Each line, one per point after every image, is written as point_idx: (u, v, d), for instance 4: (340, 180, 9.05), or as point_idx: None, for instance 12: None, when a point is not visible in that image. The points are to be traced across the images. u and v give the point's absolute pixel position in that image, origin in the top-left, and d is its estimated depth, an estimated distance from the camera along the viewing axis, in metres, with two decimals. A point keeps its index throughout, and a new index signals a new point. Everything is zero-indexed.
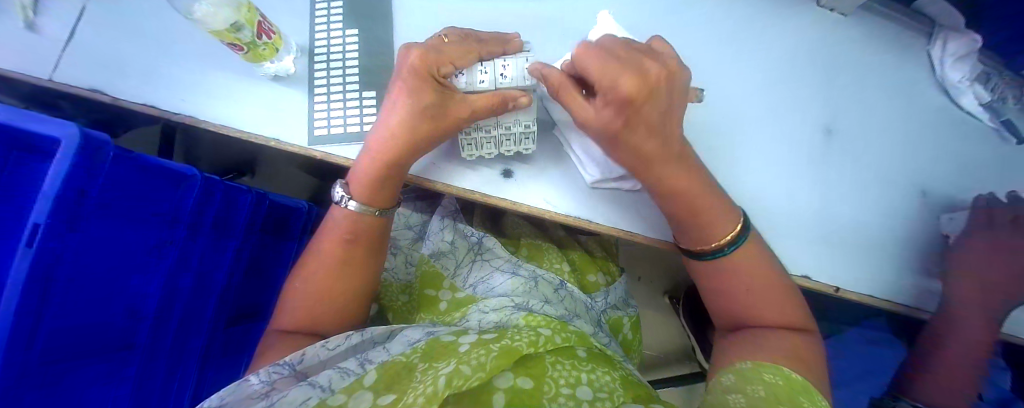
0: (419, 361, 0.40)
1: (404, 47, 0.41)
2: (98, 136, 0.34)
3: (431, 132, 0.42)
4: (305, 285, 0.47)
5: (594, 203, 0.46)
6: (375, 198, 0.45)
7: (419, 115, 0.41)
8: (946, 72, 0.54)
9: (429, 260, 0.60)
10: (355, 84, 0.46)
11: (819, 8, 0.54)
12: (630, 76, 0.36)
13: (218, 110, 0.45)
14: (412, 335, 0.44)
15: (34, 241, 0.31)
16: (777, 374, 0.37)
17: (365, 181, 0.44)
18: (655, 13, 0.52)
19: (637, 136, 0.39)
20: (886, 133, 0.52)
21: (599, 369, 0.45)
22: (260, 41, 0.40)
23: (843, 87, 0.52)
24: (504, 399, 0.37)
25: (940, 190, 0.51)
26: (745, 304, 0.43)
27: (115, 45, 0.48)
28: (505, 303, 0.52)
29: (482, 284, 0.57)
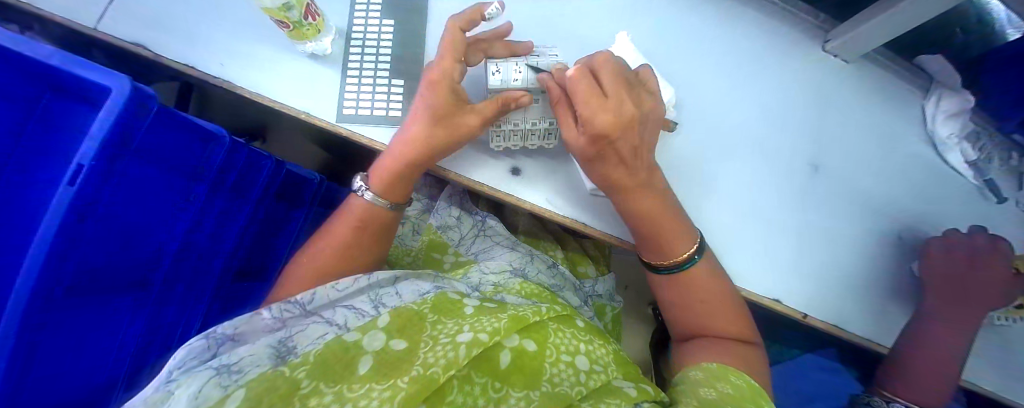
0: (428, 313, 0.44)
1: (427, 64, 0.45)
2: (144, 91, 0.38)
3: (447, 139, 0.45)
4: (338, 226, 0.51)
5: (594, 208, 0.50)
6: (388, 192, 0.50)
7: (434, 122, 0.44)
8: (936, 128, 0.58)
9: (436, 230, 0.63)
10: (386, 72, 0.50)
11: (825, 52, 0.57)
12: (607, 113, 0.41)
13: (253, 78, 0.49)
14: (421, 287, 0.49)
15: (76, 181, 0.34)
16: (743, 379, 0.41)
17: (382, 173, 0.49)
18: (675, 38, 0.55)
19: (605, 161, 0.44)
20: (869, 178, 0.55)
21: (597, 341, 0.49)
22: (306, 21, 0.44)
23: (835, 131, 0.55)
24: (509, 359, 0.42)
25: (917, 235, 0.55)
26: (697, 315, 0.48)
27: (164, 7, 0.51)
28: (504, 266, 0.58)
29: (484, 254, 0.62)
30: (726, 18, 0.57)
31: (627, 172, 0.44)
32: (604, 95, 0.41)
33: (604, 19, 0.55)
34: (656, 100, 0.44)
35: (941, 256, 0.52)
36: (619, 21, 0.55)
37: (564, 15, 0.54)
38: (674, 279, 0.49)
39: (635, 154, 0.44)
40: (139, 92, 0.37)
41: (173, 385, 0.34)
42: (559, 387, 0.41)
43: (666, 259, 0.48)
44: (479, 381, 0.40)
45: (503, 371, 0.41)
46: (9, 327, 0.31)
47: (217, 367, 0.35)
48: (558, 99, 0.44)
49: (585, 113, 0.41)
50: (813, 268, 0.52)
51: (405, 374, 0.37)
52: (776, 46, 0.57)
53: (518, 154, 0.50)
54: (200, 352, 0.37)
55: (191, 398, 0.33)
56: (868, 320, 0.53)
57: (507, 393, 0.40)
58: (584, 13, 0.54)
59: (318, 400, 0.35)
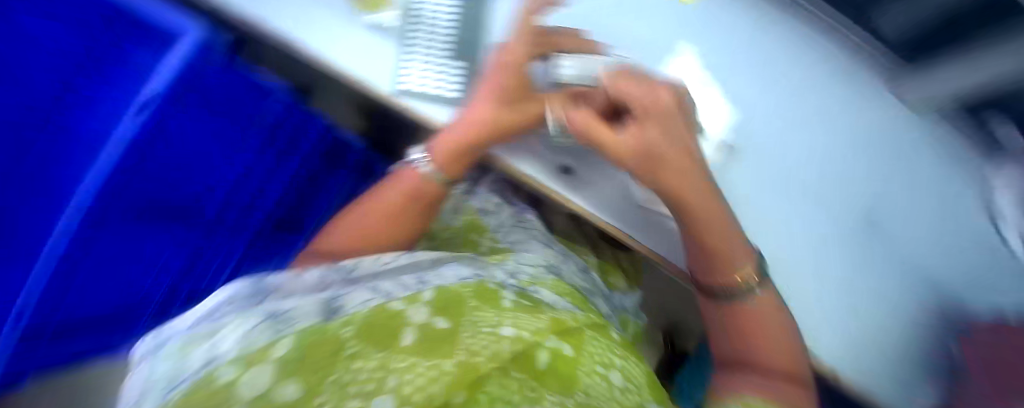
0: (471, 298, 0.46)
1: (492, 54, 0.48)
2: (211, 40, 0.46)
3: (517, 120, 0.48)
4: (386, 193, 0.52)
5: (640, 221, 0.51)
6: (450, 166, 0.51)
7: (507, 104, 0.47)
8: (1004, 208, 0.55)
9: (475, 213, 0.66)
10: (447, 55, 0.51)
11: (896, 113, 0.56)
12: (657, 119, 0.43)
13: (324, 42, 0.50)
14: (462, 270, 0.50)
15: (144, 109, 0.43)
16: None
17: (445, 149, 0.49)
18: (738, 76, 0.55)
19: (666, 167, 0.43)
20: (919, 245, 0.54)
21: (630, 357, 0.49)
22: None
23: (892, 193, 0.55)
24: (547, 359, 0.42)
25: (964, 311, 0.54)
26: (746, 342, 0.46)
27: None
28: (539, 261, 0.58)
29: (520, 243, 0.61)
30: (797, 64, 0.56)
31: (683, 177, 0.44)
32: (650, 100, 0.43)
33: (676, 41, 0.54)
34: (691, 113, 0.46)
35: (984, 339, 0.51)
36: (690, 51, 0.54)
37: (638, 31, 0.54)
38: (726, 299, 0.47)
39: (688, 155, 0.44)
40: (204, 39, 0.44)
41: (223, 324, 0.34)
42: (597, 400, 0.40)
43: (721, 277, 0.46)
44: (517, 376, 0.40)
45: (538, 370, 0.41)
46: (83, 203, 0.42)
47: (267, 314, 0.35)
48: (591, 116, 0.44)
49: (638, 115, 0.43)
50: (849, 325, 0.52)
51: (449, 356, 0.38)
52: (847, 100, 0.56)
53: (575, 153, 0.51)
54: (243, 302, 0.37)
55: (240, 341, 0.32)
56: (897, 389, 0.52)
57: (542, 392, 0.39)
58: (657, 34, 0.54)
59: (363, 362, 0.35)
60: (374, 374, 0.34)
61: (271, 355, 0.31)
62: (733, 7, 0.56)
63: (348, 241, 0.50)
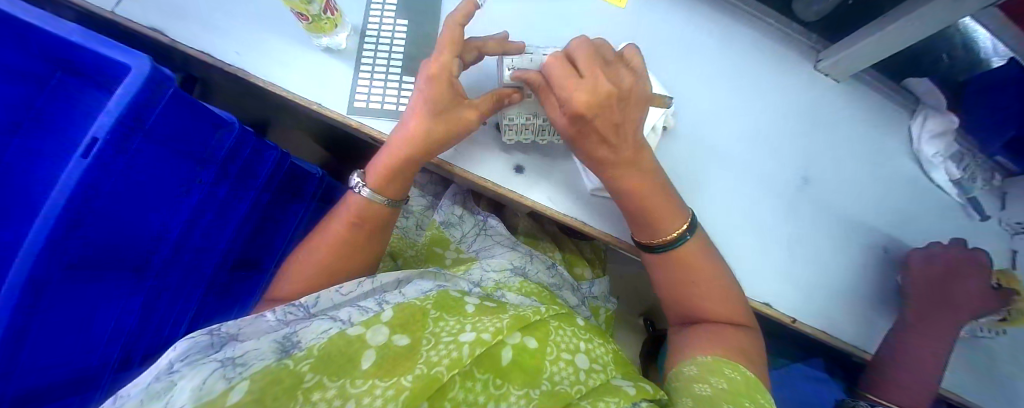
0: (431, 309, 0.45)
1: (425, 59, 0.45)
2: (163, 72, 0.40)
3: (444, 134, 0.45)
4: (334, 224, 0.51)
5: (593, 207, 0.50)
6: (388, 187, 0.50)
7: (434, 117, 0.44)
8: (921, 146, 0.61)
9: (440, 227, 0.64)
10: (397, 69, 0.50)
11: (815, 70, 0.59)
12: (583, 91, 0.41)
13: (274, 69, 0.48)
14: (423, 285, 0.49)
15: (90, 153, 0.35)
16: (738, 372, 0.43)
17: (382, 171, 0.49)
18: (678, 49, 0.57)
19: (588, 139, 0.44)
20: (856, 192, 0.57)
21: (596, 340, 0.50)
22: (324, 15, 0.44)
23: (824, 148, 0.57)
24: (510, 355, 0.43)
25: (901, 244, 0.57)
26: (705, 305, 0.48)
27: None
28: (505, 264, 0.59)
29: (485, 252, 0.63)
30: (729, 35, 0.59)
31: (610, 150, 0.44)
32: (580, 75, 0.42)
33: (613, 25, 0.56)
34: (637, 79, 0.44)
35: (923, 266, 0.54)
36: (630, 35, 0.56)
37: (578, 22, 0.56)
38: (691, 276, 0.48)
39: (617, 132, 0.43)
40: (156, 72, 0.39)
41: (177, 376, 0.34)
42: (560, 385, 0.42)
43: (646, 239, 0.48)
44: (481, 377, 0.41)
45: (503, 368, 0.42)
46: (13, 289, 0.32)
47: (222, 361, 0.35)
48: (538, 86, 0.45)
49: (562, 93, 0.42)
50: (808, 285, 0.53)
51: (409, 371, 0.38)
52: (776, 61, 0.59)
53: (530, 147, 0.50)
54: (199, 353, 0.37)
55: (194, 391, 0.32)
56: (856, 329, 0.54)
57: (509, 389, 0.41)
58: (597, 21, 0.56)
59: (321, 393, 0.35)
60: (333, 404, 0.35)
61: (225, 400, 0.31)
62: None
63: (311, 272, 0.50)
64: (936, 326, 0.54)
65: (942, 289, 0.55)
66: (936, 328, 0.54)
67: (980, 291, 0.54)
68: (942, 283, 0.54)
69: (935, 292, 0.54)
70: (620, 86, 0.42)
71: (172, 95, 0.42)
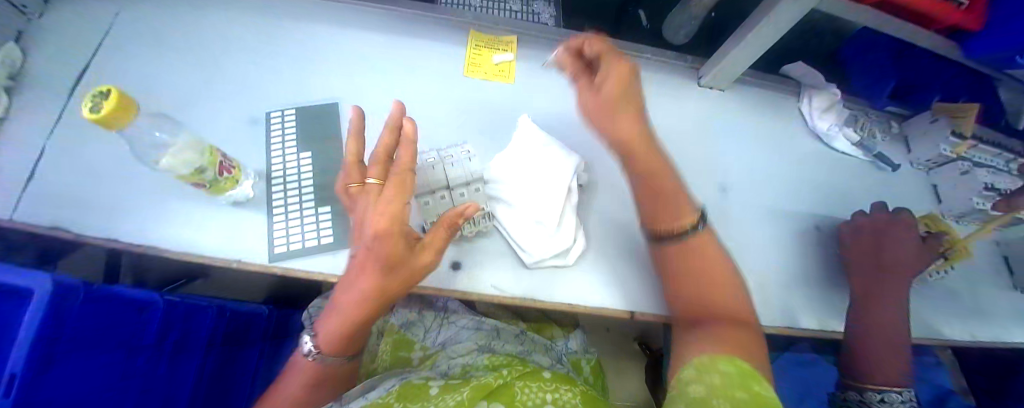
0: (394, 402, 0.46)
1: (367, 208, 0.41)
2: (67, 283, 0.39)
3: (401, 287, 0.42)
4: (287, 386, 0.45)
5: (539, 280, 0.49)
6: (341, 346, 0.44)
7: (388, 276, 0.40)
8: (815, 123, 0.65)
9: (400, 329, 0.63)
10: (311, 201, 0.50)
11: (702, 86, 0.64)
12: (630, 115, 0.45)
13: (185, 237, 0.48)
14: (387, 383, 0.51)
15: (11, 393, 0.34)
16: (731, 365, 0.34)
17: (335, 332, 0.43)
18: (574, 100, 0.59)
19: (641, 159, 0.45)
20: (772, 184, 0.61)
21: (563, 387, 0.49)
22: (221, 177, 0.45)
23: (731, 153, 0.61)
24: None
25: (825, 219, 0.61)
26: (708, 303, 0.42)
27: (76, 187, 0.49)
28: (471, 346, 0.61)
29: (451, 340, 0.63)
30: None
31: (652, 157, 0.45)
32: (600, 89, 0.46)
33: (512, 95, 0.58)
34: (631, 73, 0.46)
35: (856, 243, 0.57)
36: (526, 101, 0.58)
37: (477, 102, 0.57)
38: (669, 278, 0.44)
39: (645, 146, 0.45)
40: (61, 287, 0.38)
41: None
42: None
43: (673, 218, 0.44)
44: None
45: None
46: None
47: None
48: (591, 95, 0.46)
49: (612, 121, 0.45)
50: (759, 284, 0.55)
51: None
52: (664, 85, 0.63)
53: (460, 242, 0.49)
54: None
55: None
56: (815, 312, 0.56)
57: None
58: (494, 95, 0.58)
59: None
60: None
61: None
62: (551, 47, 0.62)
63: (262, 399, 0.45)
64: (892, 291, 0.53)
65: (877, 251, 0.55)
66: (892, 294, 0.53)
67: (914, 247, 0.54)
68: (873, 245, 0.55)
69: (872, 259, 0.55)
70: (626, 87, 0.45)
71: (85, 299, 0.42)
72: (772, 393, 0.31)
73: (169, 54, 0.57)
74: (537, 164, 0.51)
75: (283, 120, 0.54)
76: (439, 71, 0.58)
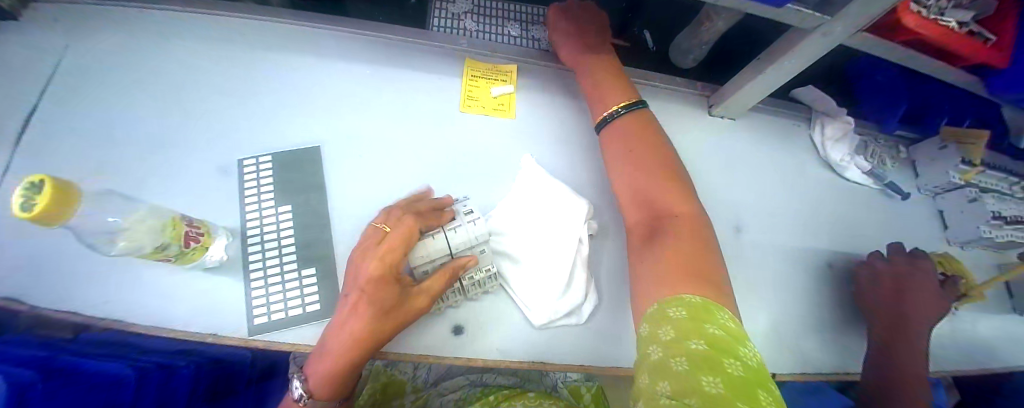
0: None
1: (360, 247, 0.39)
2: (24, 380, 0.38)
3: (393, 328, 0.37)
4: None
5: (552, 343, 0.44)
6: (333, 390, 0.37)
7: (378, 313, 0.36)
8: (828, 153, 0.62)
9: (385, 369, 0.59)
10: (293, 263, 0.45)
11: (712, 115, 0.60)
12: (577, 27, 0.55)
13: (150, 310, 0.42)
14: None
15: None
16: (681, 307, 0.35)
17: (325, 376, 0.37)
18: (578, 135, 0.55)
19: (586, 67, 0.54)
20: (786, 220, 0.58)
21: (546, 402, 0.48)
22: (187, 248, 0.41)
23: (744, 188, 0.58)
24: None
25: (839, 256, 0.59)
26: (659, 207, 0.44)
27: (16, 253, 0.42)
28: (460, 382, 0.61)
29: (441, 375, 0.64)
30: None
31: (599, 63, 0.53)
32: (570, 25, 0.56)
33: (511, 131, 0.53)
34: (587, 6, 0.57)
35: (868, 284, 0.55)
36: (527, 138, 0.53)
37: (473, 142, 0.52)
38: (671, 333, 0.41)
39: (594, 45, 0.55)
40: (15, 386, 0.37)
41: None
42: None
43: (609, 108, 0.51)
44: None
45: None
46: None
47: None
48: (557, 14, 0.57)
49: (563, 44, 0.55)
50: (777, 330, 0.52)
51: None
52: (673, 116, 0.59)
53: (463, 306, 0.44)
54: None
55: None
56: (833, 356, 0.53)
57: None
58: (492, 133, 0.53)
59: None
60: None
61: None
62: (550, 77, 0.58)
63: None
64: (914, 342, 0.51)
65: (900, 297, 0.53)
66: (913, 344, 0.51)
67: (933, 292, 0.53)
68: (894, 291, 0.53)
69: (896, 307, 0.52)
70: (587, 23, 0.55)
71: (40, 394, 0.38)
72: (722, 333, 0.31)
73: (123, 87, 0.50)
74: (540, 210, 0.47)
75: (257, 168, 0.48)
76: (431, 107, 0.53)
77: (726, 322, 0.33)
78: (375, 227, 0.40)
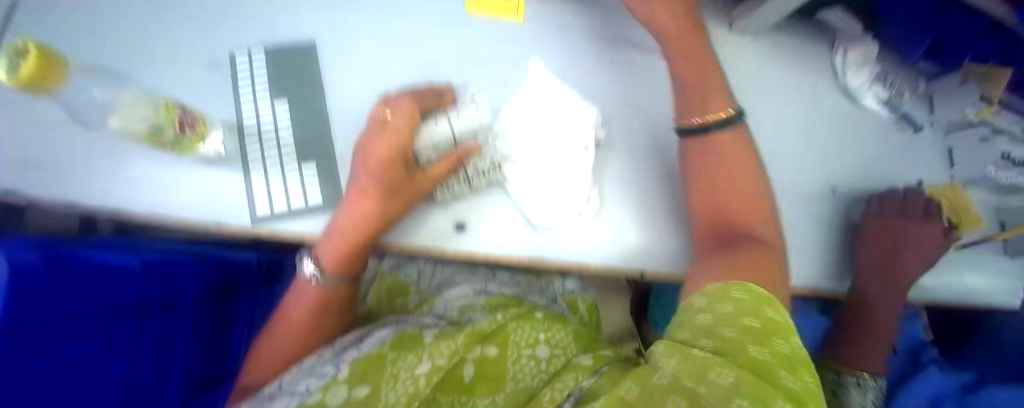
0: (389, 352, 0.44)
1: (367, 132, 0.41)
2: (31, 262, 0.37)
3: (400, 209, 0.40)
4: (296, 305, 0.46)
5: (552, 242, 0.45)
6: (343, 264, 0.43)
7: (386, 195, 0.39)
8: (848, 78, 0.60)
9: (392, 272, 0.64)
10: (292, 158, 0.44)
11: (732, 31, 0.58)
12: None
13: (153, 199, 0.42)
14: (382, 333, 0.48)
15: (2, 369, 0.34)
16: (745, 292, 0.35)
17: (333, 249, 0.42)
18: (589, 45, 0.52)
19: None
20: (795, 145, 0.57)
21: (555, 327, 0.51)
22: (183, 135, 0.41)
23: (756, 110, 0.56)
24: (474, 370, 0.44)
25: (846, 183, 0.58)
26: (722, 200, 0.46)
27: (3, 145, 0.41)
28: (467, 291, 0.61)
29: (446, 286, 0.64)
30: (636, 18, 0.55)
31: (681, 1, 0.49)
32: None
33: (519, 37, 0.50)
34: None
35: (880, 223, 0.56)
36: (535, 46, 0.51)
37: (478, 48, 0.49)
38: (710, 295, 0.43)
39: None
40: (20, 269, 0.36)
41: None
42: (523, 382, 0.44)
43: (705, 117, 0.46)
44: (444, 400, 0.42)
45: (466, 385, 0.43)
46: None
47: None
48: None
49: None
50: None
51: None
52: None
53: (467, 200, 0.44)
54: None
55: None
56: (825, 273, 0.55)
57: (473, 402, 0.42)
58: (498, 38, 0.50)
59: None
60: None
61: None
62: None
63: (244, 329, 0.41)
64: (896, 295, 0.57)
65: (893, 251, 0.56)
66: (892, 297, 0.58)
67: (930, 237, 0.56)
68: (892, 241, 0.57)
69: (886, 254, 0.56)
70: None
71: (54, 273, 0.39)
72: (783, 319, 0.33)
73: None
74: (550, 116, 0.46)
75: (251, 62, 0.46)
76: (433, 7, 0.50)
77: (776, 320, 0.32)
78: (376, 111, 0.41)
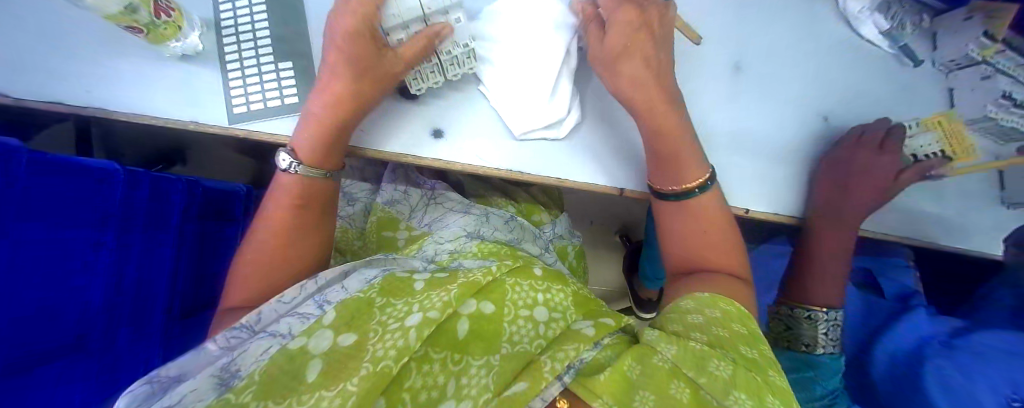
0: (377, 296, 0.38)
1: (333, 12, 0.40)
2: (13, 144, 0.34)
3: (373, 93, 0.41)
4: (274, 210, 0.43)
5: (528, 149, 0.45)
6: (322, 157, 0.42)
7: (360, 76, 0.40)
8: (848, 4, 0.57)
9: (383, 207, 0.61)
10: (269, 57, 0.43)
11: None
12: None
13: (132, 99, 0.41)
14: (369, 273, 0.41)
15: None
16: (734, 305, 0.40)
17: (310, 136, 0.41)
18: None
19: None
20: (788, 71, 0.56)
21: (554, 287, 0.46)
22: (160, 20, 0.38)
23: (749, 32, 0.55)
24: (468, 326, 0.38)
25: (837, 113, 0.57)
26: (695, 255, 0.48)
27: None
28: (459, 232, 0.55)
29: (437, 222, 0.59)
30: None
31: None
32: None
33: None
34: None
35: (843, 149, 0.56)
36: None
37: None
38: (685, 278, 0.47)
39: None
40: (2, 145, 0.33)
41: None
42: (519, 345, 0.38)
43: (672, 186, 0.46)
44: (437, 357, 0.36)
45: (459, 342, 0.37)
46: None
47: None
48: None
49: None
50: (760, 171, 0.54)
51: (353, 374, 0.32)
52: None
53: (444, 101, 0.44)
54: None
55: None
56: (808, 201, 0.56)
57: (466, 363, 0.36)
58: None
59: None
60: None
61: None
62: None
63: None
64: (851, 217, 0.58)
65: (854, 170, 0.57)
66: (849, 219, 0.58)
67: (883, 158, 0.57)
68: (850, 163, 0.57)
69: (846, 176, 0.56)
70: None
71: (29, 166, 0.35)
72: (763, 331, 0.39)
73: None
74: (531, 17, 0.44)
75: None
76: None
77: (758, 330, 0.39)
78: None
